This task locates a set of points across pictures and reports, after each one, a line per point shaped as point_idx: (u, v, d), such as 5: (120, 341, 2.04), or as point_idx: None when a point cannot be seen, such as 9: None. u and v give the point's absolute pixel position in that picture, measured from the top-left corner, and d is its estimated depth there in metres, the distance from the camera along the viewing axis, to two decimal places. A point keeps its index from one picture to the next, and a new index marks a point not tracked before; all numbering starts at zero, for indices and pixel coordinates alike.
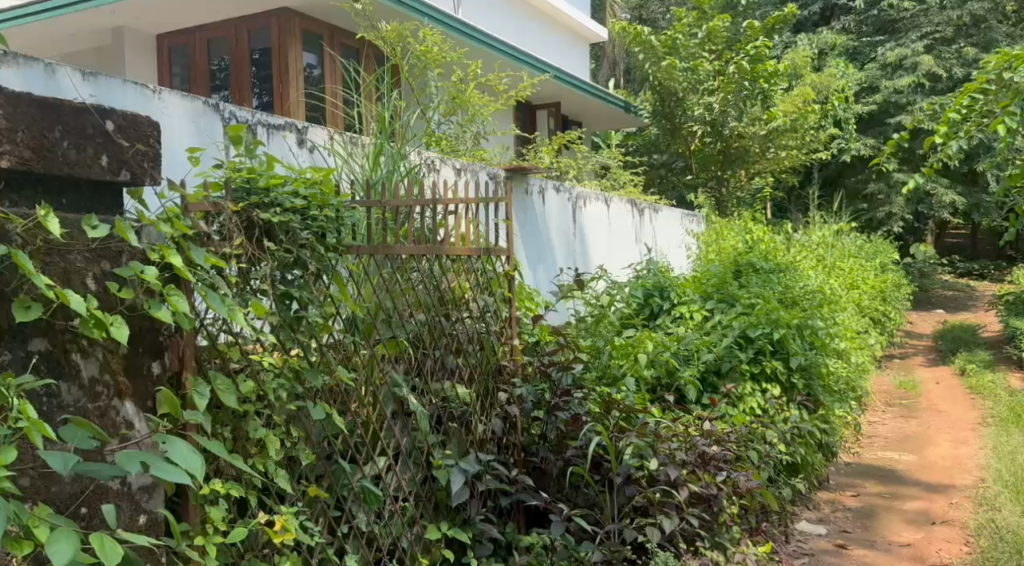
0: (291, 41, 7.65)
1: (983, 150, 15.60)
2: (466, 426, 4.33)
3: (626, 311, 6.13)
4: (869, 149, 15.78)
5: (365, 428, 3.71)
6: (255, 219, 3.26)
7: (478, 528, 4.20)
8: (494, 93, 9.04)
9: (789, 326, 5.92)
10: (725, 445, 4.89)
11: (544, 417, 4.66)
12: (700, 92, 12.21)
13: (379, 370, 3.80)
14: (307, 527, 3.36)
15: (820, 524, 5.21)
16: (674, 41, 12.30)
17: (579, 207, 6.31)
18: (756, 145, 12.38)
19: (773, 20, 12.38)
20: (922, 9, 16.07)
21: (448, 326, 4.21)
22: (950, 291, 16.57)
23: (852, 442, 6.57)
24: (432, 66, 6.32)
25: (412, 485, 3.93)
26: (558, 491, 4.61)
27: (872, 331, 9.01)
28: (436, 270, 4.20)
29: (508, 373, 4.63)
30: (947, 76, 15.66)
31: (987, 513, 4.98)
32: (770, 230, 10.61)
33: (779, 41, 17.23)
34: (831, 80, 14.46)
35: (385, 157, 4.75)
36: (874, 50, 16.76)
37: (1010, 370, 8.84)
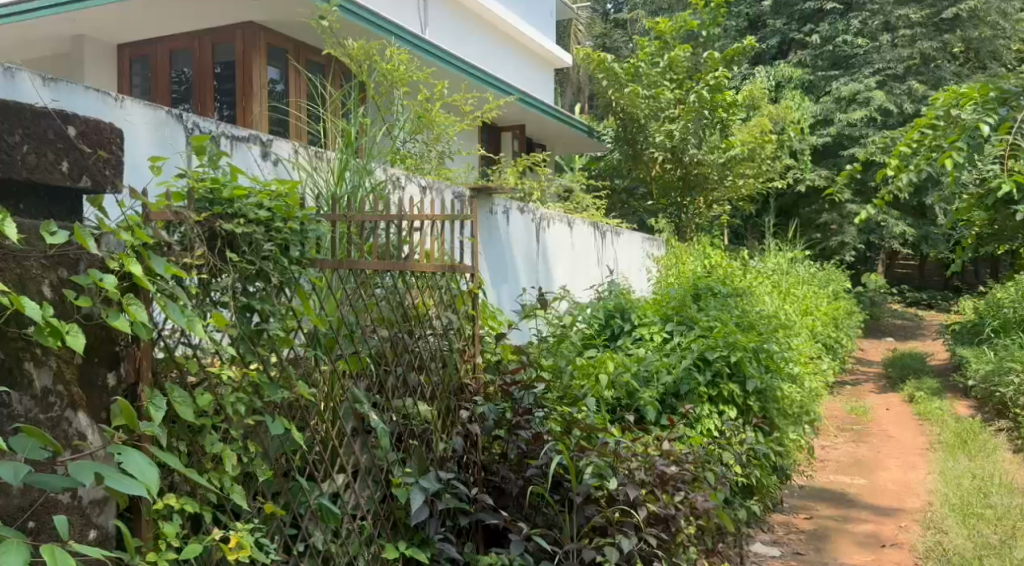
0: (259, 54, 7.69)
1: (932, 184, 15.99)
2: (426, 444, 4.39)
3: (589, 332, 6.11)
4: (824, 180, 16.15)
5: (324, 445, 3.74)
6: (217, 230, 3.29)
7: (437, 548, 4.23)
8: (460, 114, 9.13)
9: (745, 350, 6.04)
10: (683, 465, 4.98)
11: (506, 436, 4.69)
12: (661, 119, 12.27)
13: (340, 387, 3.84)
14: (262, 545, 3.38)
15: (774, 546, 5.32)
16: (637, 70, 12.54)
17: (542, 228, 6.38)
18: (715, 173, 12.51)
19: (732, 52, 12.58)
20: (875, 46, 16.49)
21: (411, 342, 4.26)
22: (899, 321, 16.91)
23: (805, 466, 6.68)
24: (398, 85, 6.31)
25: (371, 503, 3.98)
26: (518, 511, 4.66)
27: (825, 357, 9.19)
28: (399, 286, 4.26)
29: (469, 392, 4.70)
30: (898, 112, 16.04)
31: (934, 536, 5.08)
32: (728, 256, 10.75)
33: (739, 72, 17.57)
34: (789, 111, 14.74)
35: (350, 173, 4.87)
36: (829, 83, 16.96)
37: (956, 397, 9.06)
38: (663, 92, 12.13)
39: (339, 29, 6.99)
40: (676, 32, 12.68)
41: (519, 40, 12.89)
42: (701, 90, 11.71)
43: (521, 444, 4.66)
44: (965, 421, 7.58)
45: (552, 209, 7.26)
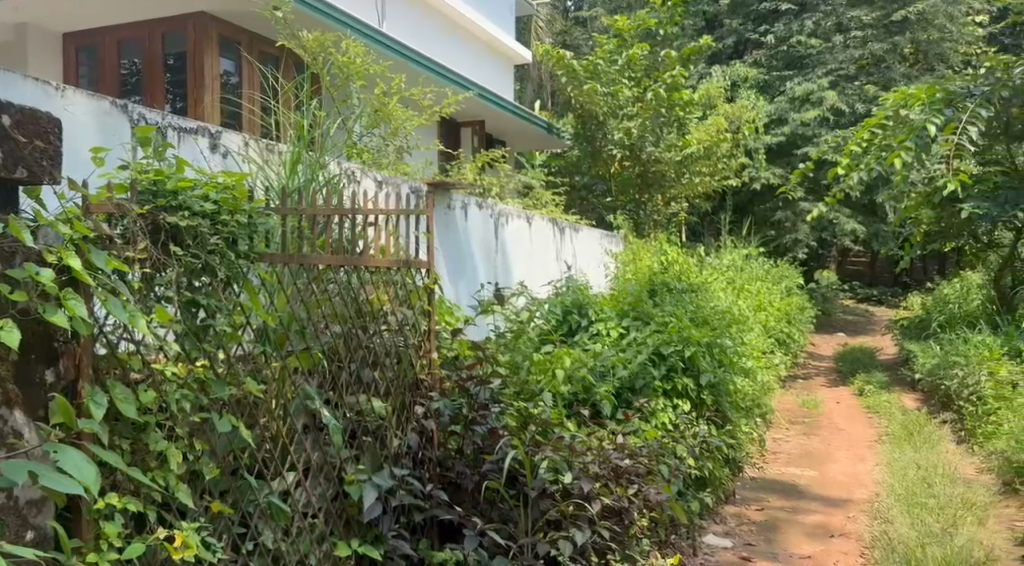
0: (211, 44, 7.49)
1: (881, 183, 16.27)
2: (381, 441, 4.32)
3: (547, 327, 6.13)
4: (778, 178, 16.32)
5: (274, 442, 3.67)
6: (161, 223, 3.26)
7: (390, 545, 4.19)
8: (418, 108, 9.05)
9: (699, 344, 6.17)
10: (636, 459, 5.04)
11: (461, 432, 4.65)
12: (619, 117, 12.30)
13: (290, 383, 3.76)
14: (208, 544, 3.33)
15: (726, 537, 5.41)
16: (596, 67, 12.38)
17: (500, 225, 6.37)
18: (672, 171, 12.50)
19: (690, 50, 12.54)
20: (828, 47, 16.73)
21: (364, 338, 4.19)
22: (849, 316, 17.19)
23: (758, 458, 6.81)
24: (355, 78, 6.33)
25: (322, 501, 3.91)
26: (473, 507, 4.62)
27: (778, 352, 9.38)
28: (353, 282, 4.17)
29: (425, 388, 4.64)
30: (850, 112, 16.25)
31: (880, 525, 5.20)
32: (684, 252, 10.86)
33: (695, 72, 17.67)
34: (744, 111, 14.80)
35: (303, 167, 4.73)
36: (783, 84, 17.21)
37: (904, 391, 9.29)
38: (620, 90, 12.16)
39: (293, 20, 6.87)
40: (634, 30, 12.70)
41: (477, 35, 12.81)
42: (659, 88, 11.93)
43: (476, 440, 4.64)
44: (912, 414, 7.77)
45: (512, 205, 7.25)
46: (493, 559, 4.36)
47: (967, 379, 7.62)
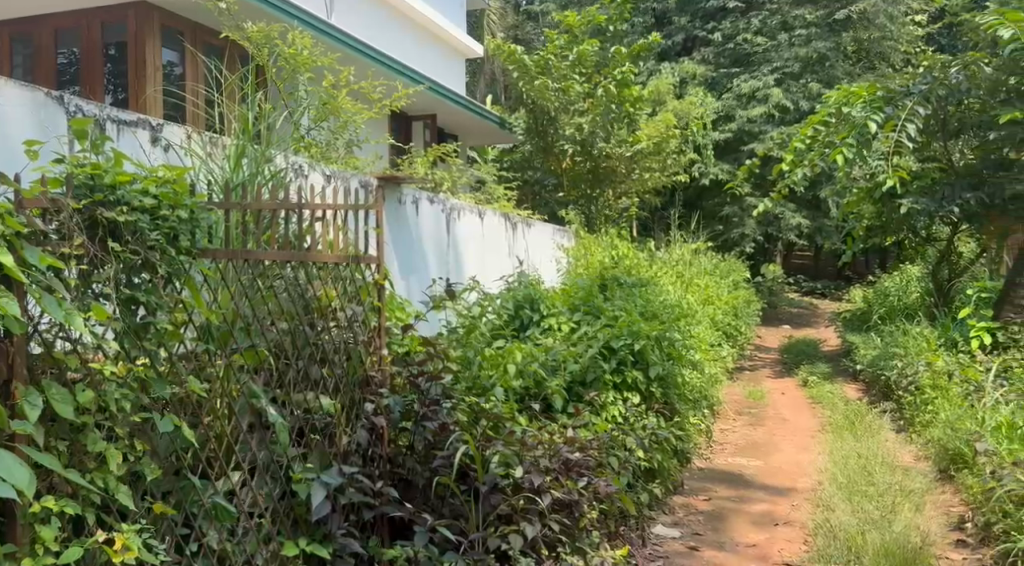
0: (154, 36, 7.31)
1: (824, 179, 16.51)
2: (329, 439, 4.16)
3: (498, 323, 6.13)
4: (726, 174, 16.43)
5: (218, 442, 3.59)
6: (99, 218, 3.18)
7: (339, 543, 4.01)
8: (367, 101, 8.97)
9: (648, 338, 6.24)
10: (587, 452, 5.05)
11: (412, 428, 4.48)
12: (571, 112, 12.24)
13: (234, 380, 3.66)
14: (150, 546, 3.27)
15: (674, 527, 5.49)
16: (548, 62, 12.26)
17: (452, 220, 6.36)
18: (623, 167, 12.66)
19: (638, 47, 12.50)
20: (773, 45, 16.79)
21: (312, 335, 4.03)
22: (794, 309, 17.49)
23: (705, 449, 6.94)
24: (301, 70, 6.27)
25: (269, 500, 3.79)
26: (424, 502, 4.54)
27: (724, 344, 9.56)
28: (301, 278, 4.04)
29: (375, 384, 4.45)
30: (794, 109, 16.28)
31: (823, 513, 5.33)
32: (634, 247, 10.96)
33: (644, 68, 17.67)
34: (692, 107, 14.87)
35: (247, 160, 4.53)
36: (729, 81, 17.38)
37: (845, 382, 9.54)
38: (572, 86, 12.03)
39: (238, 10, 6.74)
40: (584, 26, 12.86)
41: (424, 27, 12.65)
42: (609, 85, 11.92)
43: (427, 436, 4.47)
44: (854, 404, 7.98)
45: (464, 200, 7.23)
46: (444, 554, 4.27)
47: (905, 370, 7.87)
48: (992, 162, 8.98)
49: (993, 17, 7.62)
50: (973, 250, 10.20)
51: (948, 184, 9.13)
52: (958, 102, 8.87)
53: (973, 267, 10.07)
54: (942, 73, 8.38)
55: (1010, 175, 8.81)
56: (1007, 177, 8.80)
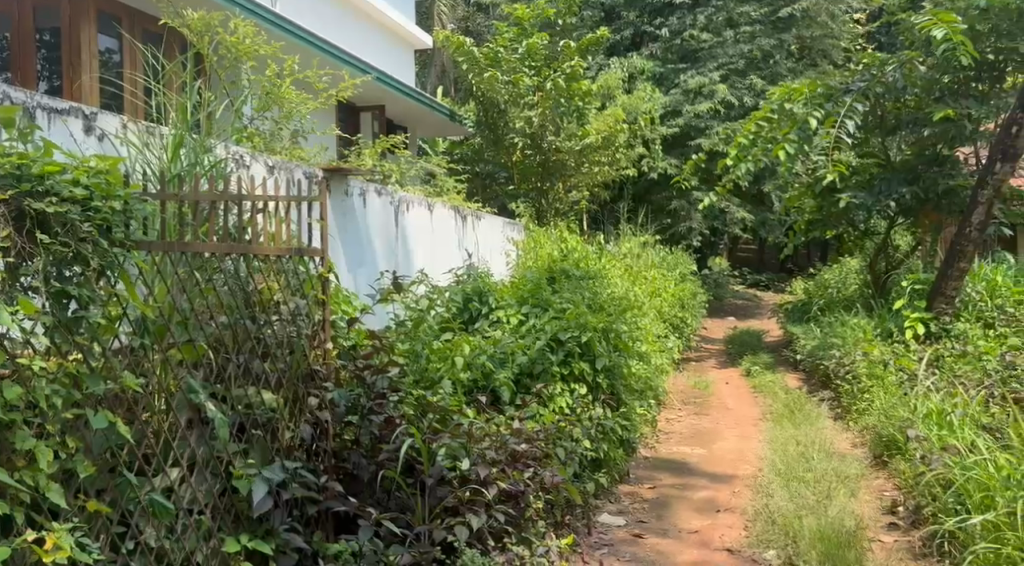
0: (89, 25, 7.20)
1: (768, 175, 16.77)
2: (272, 433, 4.10)
3: (447, 315, 6.14)
4: (674, 169, 16.54)
5: (156, 437, 3.55)
6: (26, 210, 3.15)
7: (282, 539, 3.99)
8: (313, 90, 8.91)
9: (595, 330, 6.32)
10: (534, 443, 5.08)
11: (358, 422, 4.46)
12: (521, 105, 12.22)
13: (171, 374, 3.64)
14: (84, 544, 3.24)
15: (620, 515, 5.57)
16: (497, 54, 12.17)
17: (400, 211, 6.35)
18: (572, 160, 12.63)
19: (587, 41, 12.57)
20: (718, 41, 16.83)
21: (254, 329, 4.00)
22: (739, 300, 17.76)
23: (651, 438, 7.04)
24: (244, 59, 6.23)
25: (209, 497, 3.76)
26: (370, 496, 4.49)
27: (671, 336, 9.69)
28: (242, 270, 4.00)
29: (320, 378, 4.40)
30: (739, 105, 16.61)
31: (762, 500, 5.44)
32: (584, 240, 11.02)
33: (594, 62, 17.69)
34: (640, 102, 15.04)
35: (185, 150, 4.46)
36: (677, 76, 17.17)
37: (787, 371, 9.73)
38: (522, 79, 12.06)
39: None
40: (534, 19, 13.00)
41: (373, 17, 12.56)
42: (558, 78, 11.91)
43: (373, 430, 4.47)
44: (794, 393, 8.16)
45: (412, 192, 7.23)
46: (390, 548, 4.24)
47: (844, 359, 8.07)
48: (927, 158, 9.27)
49: (927, 17, 7.79)
50: (909, 244, 10.48)
51: (885, 179, 9.37)
52: (896, 99, 9.28)
53: (909, 260, 10.34)
54: (880, 71, 8.52)
55: (943, 170, 9.10)
56: (941, 172, 9.11)
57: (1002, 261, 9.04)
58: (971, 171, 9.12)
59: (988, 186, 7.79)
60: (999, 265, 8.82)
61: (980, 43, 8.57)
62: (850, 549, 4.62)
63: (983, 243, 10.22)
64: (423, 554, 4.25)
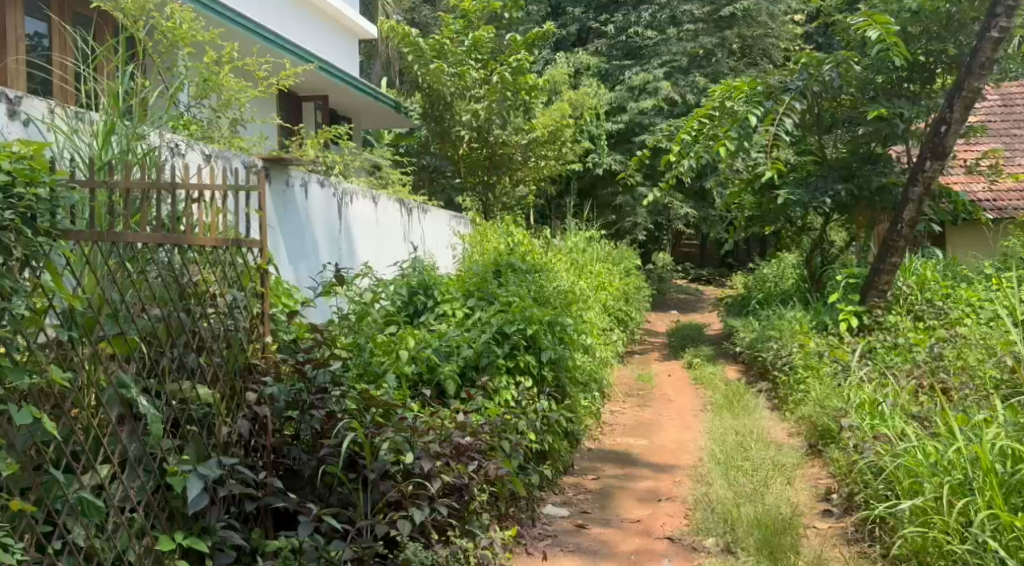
0: (14, 8, 7.05)
1: (710, 171, 16.95)
2: (208, 429, 4.07)
3: (391, 308, 6.13)
4: (619, 165, 16.67)
5: (85, 433, 3.53)
6: None
7: (219, 536, 3.95)
8: (253, 79, 8.83)
9: (540, 323, 6.37)
10: (479, 436, 5.08)
11: (298, 417, 4.42)
12: (467, 98, 12.21)
13: (101, 369, 3.60)
14: (7, 545, 3.22)
15: (563, 507, 5.63)
16: (442, 46, 12.15)
17: (344, 204, 6.34)
18: (519, 154, 12.71)
19: (534, 35, 12.58)
20: (663, 38, 16.96)
21: (189, 322, 3.96)
22: (682, 295, 18.00)
23: (595, 430, 7.13)
24: (180, 45, 6.15)
25: (141, 494, 3.72)
26: (310, 492, 4.46)
27: (615, 329, 9.79)
28: (176, 261, 3.96)
29: (259, 372, 4.36)
30: (681, 102, 16.77)
31: (702, 488, 5.56)
32: (530, 234, 11.09)
33: (541, 57, 17.79)
34: (586, 97, 15.10)
35: (117, 137, 4.33)
36: (621, 73, 17.32)
37: (727, 363, 9.92)
38: (468, 71, 12.04)
39: None
40: (480, 11, 12.89)
41: (314, 5, 12.44)
42: (505, 71, 11.95)
43: (314, 425, 4.43)
44: (734, 384, 8.32)
45: (357, 184, 7.21)
46: (330, 544, 4.21)
47: (780, 352, 8.24)
48: (861, 156, 9.53)
49: (863, 18, 7.95)
50: (846, 239, 10.73)
51: (822, 176, 9.59)
52: (833, 98, 9.49)
53: (845, 255, 10.59)
54: (817, 70, 8.69)
55: (876, 168, 9.31)
56: (875, 170, 9.32)
57: (933, 257, 9.30)
58: (903, 169, 9.36)
59: (918, 183, 7.99)
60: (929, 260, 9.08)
61: (911, 44, 8.92)
62: (786, 534, 4.76)
63: (916, 239, 10.50)
64: (365, 549, 4.23)
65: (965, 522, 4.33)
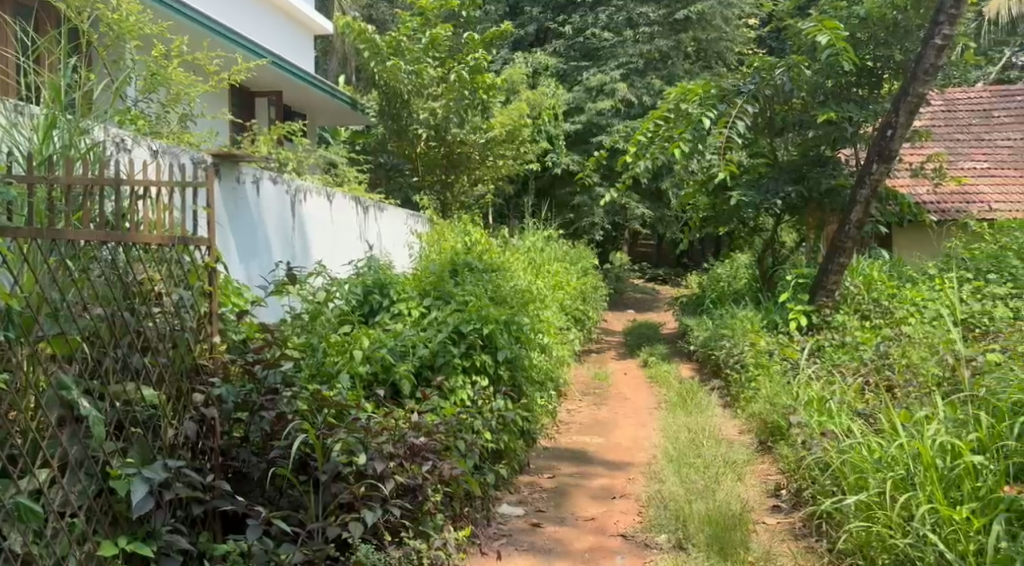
0: None
1: (666, 172, 17.09)
2: (153, 431, 4.03)
3: (346, 308, 6.12)
4: (576, 165, 16.75)
5: (23, 436, 3.53)
6: None
7: (164, 540, 3.91)
8: (204, 74, 8.78)
9: (497, 322, 6.38)
10: (434, 436, 5.06)
11: (247, 418, 4.37)
12: (424, 96, 12.19)
13: (40, 370, 3.61)
14: None
15: (518, 506, 5.65)
16: (398, 44, 12.14)
17: (297, 202, 6.31)
18: (476, 153, 12.71)
19: (491, 34, 12.60)
20: (619, 40, 17.09)
21: (134, 321, 3.93)
22: (638, 295, 18.13)
23: (551, 429, 7.17)
24: (127, 38, 6.08)
25: (83, 498, 3.69)
26: (261, 495, 4.44)
27: (572, 328, 9.84)
28: (120, 259, 3.95)
29: (207, 373, 4.33)
30: (638, 103, 16.90)
31: (655, 486, 5.62)
32: (487, 233, 11.12)
33: (498, 56, 17.88)
34: (543, 97, 15.16)
35: (59, 132, 4.25)
36: (579, 74, 17.39)
37: (682, 362, 10.02)
38: (425, 69, 12.03)
39: None
40: (437, 10, 12.85)
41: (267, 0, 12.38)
42: (462, 70, 12.00)
43: (264, 426, 4.36)
44: (687, 383, 8.41)
45: (312, 182, 7.17)
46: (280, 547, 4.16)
47: (732, 350, 8.34)
48: (811, 158, 9.65)
49: (812, 24, 8.09)
50: (798, 240, 10.89)
51: (773, 178, 9.72)
52: (785, 101, 9.62)
53: (797, 256, 10.74)
54: (769, 74, 8.86)
55: (825, 171, 9.46)
56: (824, 173, 9.47)
57: (882, 258, 9.46)
58: (852, 171, 9.52)
59: (865, 186, 8.16)
60: (877, 261, 9.25)
61: (859, 50, 9.11)
62: (736, 530, 4.85)
63: (865, 241, 10.69)
64: (315, 552, 4.19)
65: (906, 516, 4.44)
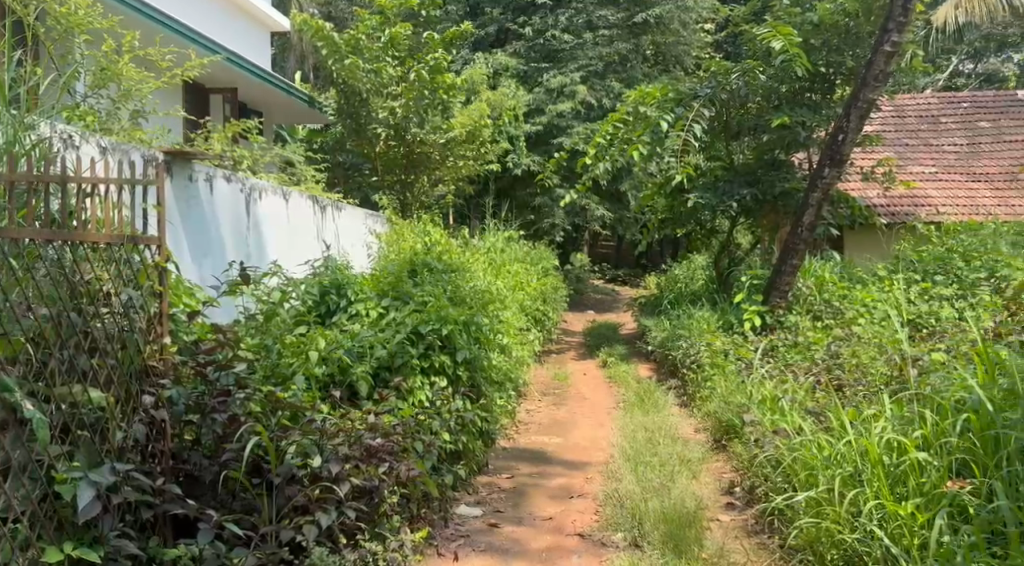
0: None
1: (626, 174, 17.21)
2: (101, 434, 3.98)
3: (302, 308, 6.08)
4: (537, 165, 16.77)
5: None
6: None
7: (112, 545, 3.85)
8: (156, 69, 8.66)
9: (455, 322, 6.39)
10: (391, 437, 5.04)
11: (198, 420, 4.32)
12: (384, 95, 12.13)
13: None
14: None
15: (476, 506, 5.66)
16: (357, 42, 12.02)
17: (252, 201, 6.26)
18: (436, 153, 12.69)
19: (451, 34, 12.58)
20: (579, 43, 17.18)
21: (80, 322, 3.88)
22: (598, 295, 18.24)
23: (510, 429, 7.18)
24: (76, 33, 5.98)
25: (26, 502, 3.64)
26: (212, 498, 4.40)
27: (532, 329, 9.88)
28: (65, 259, 3.90)
29: (157, 375, 4.29)
30: (597, 105, 17.00)
31: (612, 485, 5.65)
32: (448, 234, 11.11)
33: (459, 56, 17.84)
34: (503, 99, 15.18)
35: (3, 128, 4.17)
36: (540, 75, 17.34)
37: (640, 362, 10.10)
38: (384, 69, 11.97)
39: None
40: (397, 9, 12.80)
41: None
42: (421, 70, 11.98)
43: (216, 428, 4.32)
44: (645, 383, 8.47)
45: (268, 181, 7.12)
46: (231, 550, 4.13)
47: (689, 351, 8.41)
48: (766, 162, 9.75)
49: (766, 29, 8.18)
50: (754, 242, 11.00)
51: (730, 181, 9.81)
52: (741, 105, 9.72)
53: (754, 257, 10.86)
54: (725, 78, 9.09)
55: (779, 174, 9.58)
56: (779, 176, 9.59)
57: (836, 259, 9.60)
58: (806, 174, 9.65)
59: (817, 189, 8.27)
60: (831, 263, 9.38)
61: (813, 54, 9.23)
62: (691, 528, 4.91)
63: (819, 243, 10.84)
64: (268, 555, 4.16)
65: (855, 512, 4.51)
